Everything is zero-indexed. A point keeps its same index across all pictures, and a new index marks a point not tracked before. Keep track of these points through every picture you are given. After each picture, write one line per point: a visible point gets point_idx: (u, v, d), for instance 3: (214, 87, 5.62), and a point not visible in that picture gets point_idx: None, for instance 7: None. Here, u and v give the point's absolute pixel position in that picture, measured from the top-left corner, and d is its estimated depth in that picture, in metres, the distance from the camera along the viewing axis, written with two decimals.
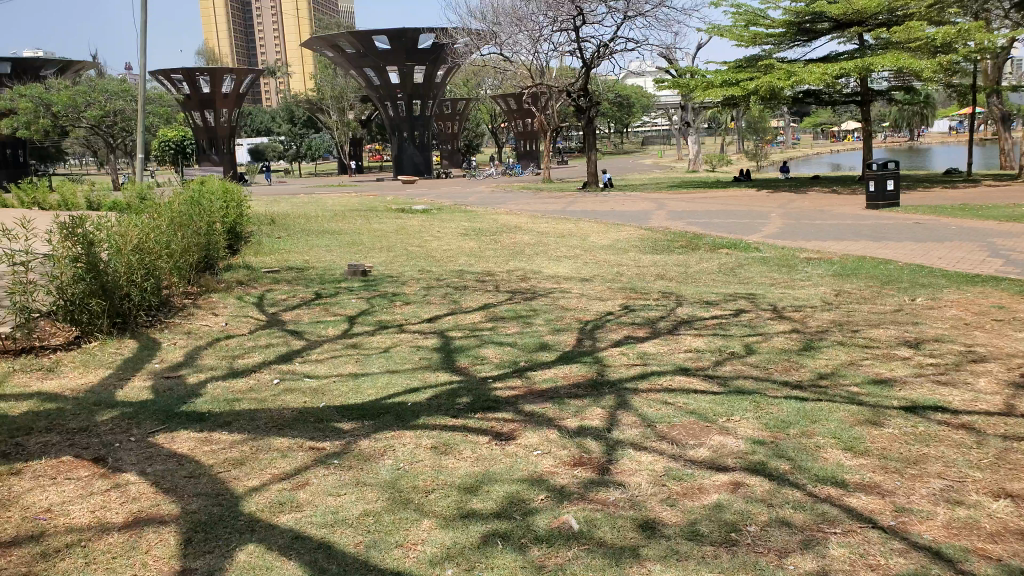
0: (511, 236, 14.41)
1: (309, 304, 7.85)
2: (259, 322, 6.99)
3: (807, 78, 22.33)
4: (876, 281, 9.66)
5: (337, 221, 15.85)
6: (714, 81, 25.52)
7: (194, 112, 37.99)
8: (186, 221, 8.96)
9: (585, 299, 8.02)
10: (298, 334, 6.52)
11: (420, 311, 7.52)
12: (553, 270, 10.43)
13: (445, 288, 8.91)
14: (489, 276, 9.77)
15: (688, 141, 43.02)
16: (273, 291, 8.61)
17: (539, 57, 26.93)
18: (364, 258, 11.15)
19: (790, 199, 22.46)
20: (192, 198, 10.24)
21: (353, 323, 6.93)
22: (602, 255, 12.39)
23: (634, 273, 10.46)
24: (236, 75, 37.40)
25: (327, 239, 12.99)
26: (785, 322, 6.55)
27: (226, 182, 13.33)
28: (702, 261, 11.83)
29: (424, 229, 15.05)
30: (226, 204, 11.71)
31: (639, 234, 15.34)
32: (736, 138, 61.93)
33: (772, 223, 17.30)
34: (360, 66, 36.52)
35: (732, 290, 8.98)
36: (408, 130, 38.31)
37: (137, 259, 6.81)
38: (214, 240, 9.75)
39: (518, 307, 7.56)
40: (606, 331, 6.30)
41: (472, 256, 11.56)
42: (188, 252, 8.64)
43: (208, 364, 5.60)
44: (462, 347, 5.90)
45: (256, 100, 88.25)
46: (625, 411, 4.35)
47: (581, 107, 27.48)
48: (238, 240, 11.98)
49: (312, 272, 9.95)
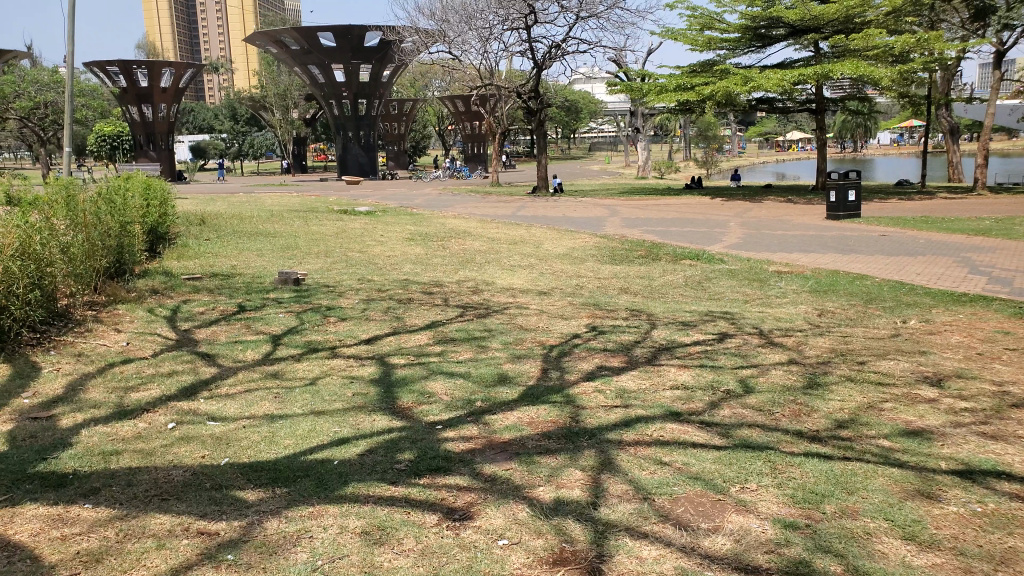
0: (460, 241, 13.42)
1: (227, 320, 6.69)
2: (165, 342, 5.78)
3: (764, 84, 21.87)
4: (857, 299, 9.06)
5: (273, 222, 14.59)
6: (669, 86, 25.02)
7: (131, 107, 35.60)
8: (92, 219, 7.65)
9: (546, 318, 7.09)
10: (210, 357, 5.37)
11: (357, 330, 6.46)
12: (508, 281, 9.52)
13: (387, 300, 7.89)
14: (438, 288, 8.78)
15: (640, 146, 42.74)
16: (190, 303, 7.45)
17: (488, 57, 26.02)
18: (298, 264, 10.05)
19: (745, 209, 22.05)
20: (108, 192, 8.99)
21: (277, 345, 5.83)
22: (559, 264, 11.54)
23: (595, 286, 9.61)
24: (177, 70, 35.33)
25: (259, 243, 11.79)
26: (779, 349, 5.76)
27: (152, 178, 12.02)
28: (668, 272, 11.09)
29: (366, 232, 13.95)
30: (148, 202, 10.38)
31: (596, 242, 14.53)
32: (685, 146, 62.10)
33: (730, 233, 16.75)
34: (304, 63, 35.07)
35: (705, 307, 8.22)
36: (354, 130, 36.96)
37: (23, 266, 5.55)
38: (127, 241, 8.45)
39: (472, 326, 6.57)
40: (577, 360, 5.36)
41: (419, 264, 10.55)
42: (92, 255, 7.33)
43: (91, 400, 4.27)
44: (405, 379, 4.86)
45: (198, 96, 85.27)
46: (611, 476, 3.43)
47: (534, 110, 26.62)
48: (159, 241, 10.74)
49: (238, 280, 8.75)
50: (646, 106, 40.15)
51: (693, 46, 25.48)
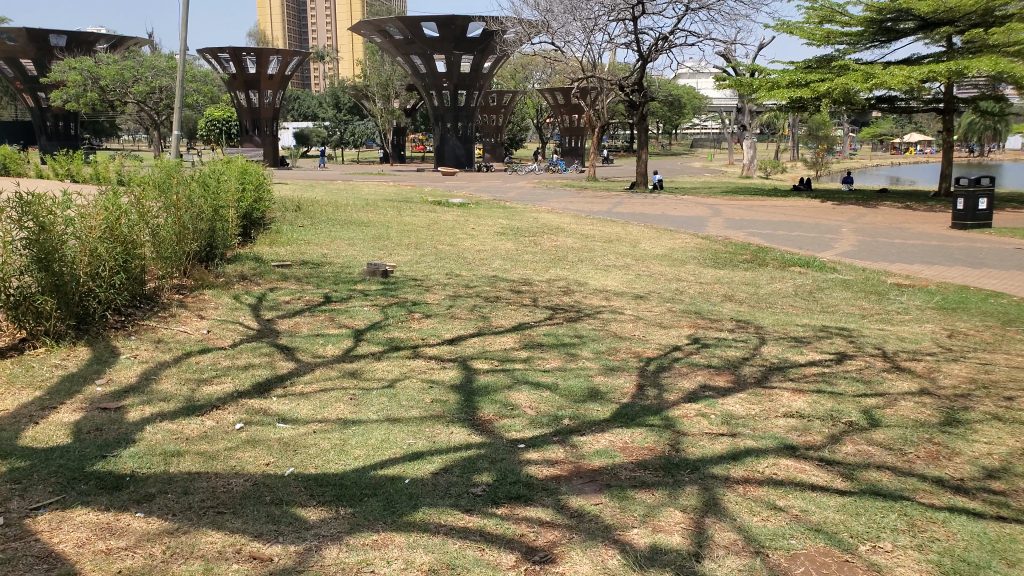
0: (553, 237, 13.08)
1: (312, 311, 6.61)
2: (247, 333, 5.74)
3: (888, 81, 20.31)
4: (990, 320, 8.11)
5: (368, 211, 14.67)
6: (781, 82, 23.71)
7: (239, 92, 37.03)
8: (187, 204, 7.76)
9: (642, 326, 6.62)
10: (290, 352, 5.27)
11: (442, 328, 6.20)
12: (601, 283, 9.09)
13: (475, 298, 7.63)
14: (528, 287, 8.45)
15: (744, 145, 41.10)
16: (276, 291, 7.42)
17: (592, 49, 25.49)
18: (388, 255, 9.96)
19: (857, 214, 20.66)
20: (207, 177, 9.21)
21: (359, 340, 5.64)
22: (656, 266, 11.02)
23: (695, 292, 9.03)
24: (283, 57, 36.51)
25: (352, 231, 11.85)
26: (906, 377, 5.09)
27: (251, 163, 12.29)
28: (774, 280, 10.37)
29: (458, 224, 13.81)
30: (243, 186, 10.57)
31: (696, 243, 13.86)
32: (792, 145, 59.33)
33: (842, 239, 15.65)
34: (407, 52, 35.46)
35: (816, 323, 7.52)
36: (452, 120, 37.22)
37: (110, 248, 5.60)
38: (220, 226, 8.58)
39: (562, 331, 6.19)
40: (676, 378, 4.90)
41: (510, 260, 10.26)
42: (181, 241, 7.44)
43: (163, 392, 4.25)
44: (488, 388, 4.55)
45: (306, 86, 88.69)
46: (718, 521, 2.97)
47: (635, 104, 25.90)
48: (252, 226, 10.93)
49: (327, 269, 8.72)
50: (753, 103, 38.49)
51: (810, 40, 24.02)
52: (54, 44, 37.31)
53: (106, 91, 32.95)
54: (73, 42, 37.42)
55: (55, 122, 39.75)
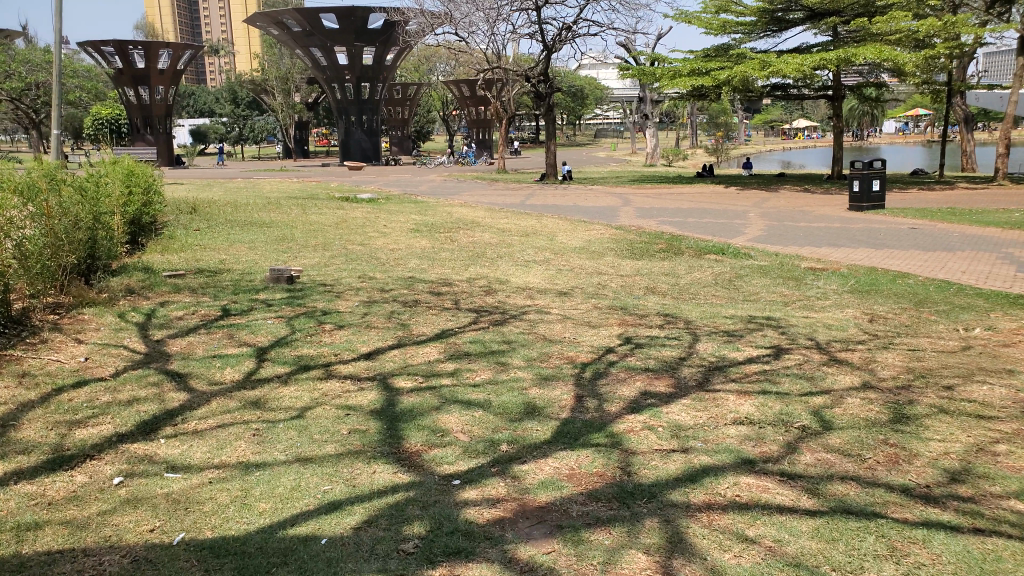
0: (468, 233, 12.62)
1: (207, 327, 5.90)
2: (132, 358, 4.98)
3: (782, 69, 20.87)
4: (905, 301, 8.23)
5: (270, 210, 13.77)
6: (683, 70, 24.08)
7: (127, 88, 34.38)
8: (61, 211, 6.81)
9: (571, 326, 6.27)
10: (182, 378, 4.60)
11: (356, 341, 5.64)
12: (523, 279, 8.73)
13: (391, 303, 7.08)
14: (446, 287, 7.97)
15: (647, 133, 41.88)
16: (168, 306, 6.62)
17: (495, 39, 25.07)
18: (294, 259, 9.26)
19: (762, 198, 21.22)
20: (91, 180, 8.24)
21: (262, 361, 5.02)
22: (576, 259, 10.76)
23: (618, 286, 8.80)
24: (173, 50, 34.37)
25: (253, 234, 11.01)
26: (847, 370, 4.97)
27: (138, 162, 11.23)
28: (694, 270, 10.32)
29: (368, 222, 13.15)
30: (130, 189, 9.59)
31: (612, 234, 13.74)
32: (692, 132, 60.97)
33: (752, 225, 15.92)
34: (306, 46, 34.05)
35: (741, 313, 7.40)
36: (357, 113, 36.02)
37: None
38: (102, 234, 7.62)
39: (488, 337, 5.75)
40: (615, 385, 4.56)
41: (425, 259, 9.74)
42: (54, 253, 6.51)
43: (24, 443, 3.54)
44: (412, 412, 4.07)
45: (199, 79, 84.33)
46: (686, 563, 2.63)
47: (541, 95, 25.70)
48: (141, 232, 9.96)
49: (226, 278, 7.95)
50: (655, 91, 39.13)
51: (708, 30, 24.50)
52: None
53: None
54: None
55: None
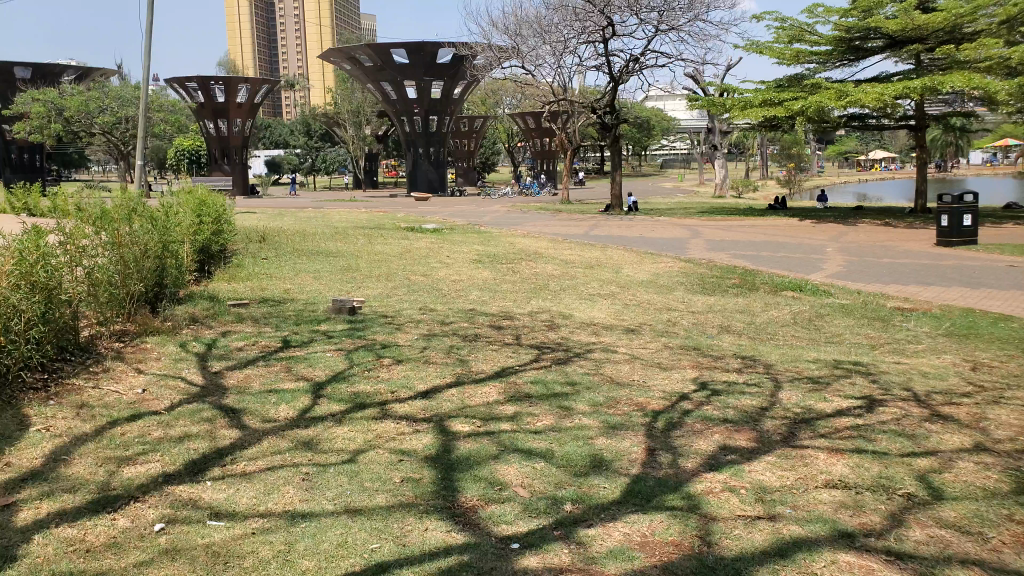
0: (531, 264, 12.39)
1: (266, 360, 5.80)
2: (189, 391, 4.88)
3: (861, 98, 20.06)
4: (1010, 347, 7.55)
5: (336, 239, 13.89)
6: (754, 101, 23.49)
7: (207, 121, 35.96)
8: (132, 241, 6.88)
9: (640, 367, 5.91)
10: (236, 414, 4.45)
11: (415, 377, 5.43)
12: (588, 314, 8.42)
13: (451, 337, 6.87)
14: (508, 321, 7.74)
15: (716, 164, 41.10)
16: (230, 336, 6.58)
17: (562, 72, 25.06)
18: (357, 289, 9.21)
19: (839, 232, 20.33)
20: (163, 209, 8.37)
21: (318, 397, 4.84)
22: (643, 293, 10.39)
23: (688, 323, 8.39)
24: (252, 86, 35.64)
25: (318, 263, 11.06)
26: (954, 429, 4.48)
27: (212, 192, 11.49)
28: (770, 308, 9.80)
29: (432, 252, 13.09)
30: (200, 219, 9.76)
31: (680, 268, 13.29)
32: (762, 162, 59.61)
33: (829, 260, 15.18)
34: (377, 79, 34.95)
35: (824, 357, 6.90)
36: (424, 145, 36.50)
37: (31, 295, 4.75)
38: (169, 263, 7.69)
39: (552, 377, 5.46)
40: (690, 439, 4.20)
41: (487, 291, 9.54)
42: (123, 281, 6.56)
43: (72, 479, 3.39)
44: (469, 459, 3.79)
45: (276, 111, 87.78)
46: None
47: (607, 126, 25.49)
48: (210, 261, 10.12)
49: (289, 308, 7.92)
50: (724, 122, 38.42)
51: (781, 59, 23.87)
52: (18, 76, 35.87)
53: (70, 123, 31.67)
54: (37, 75, 36.09)
55: (20, 155, 38.42)
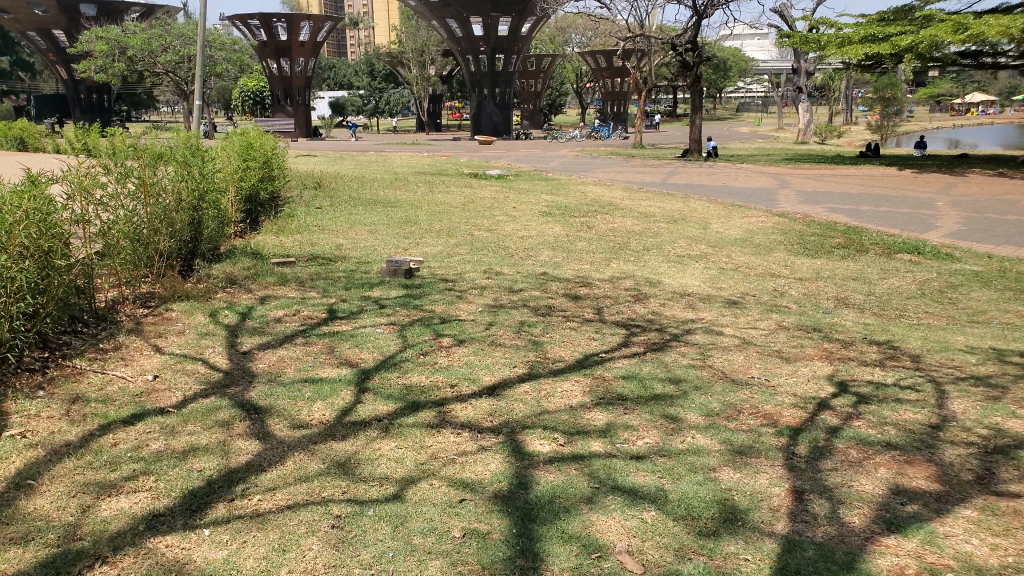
0: (607, 217, 11.23)
1: (307, 336, 4.94)
2: (209, 380, 4.07)
3: (985, 32, 17.66)
4: None
5: (397, 187, 13.00)
6: (853, 37, 21.18)
7: (270, 61, 35.22)
8: (159, 190, 6.02)
9: (757, 359, 4.81)
10: (261, 417, 3.61)
11: (478, 364, 4.47)
12: (679, 280, 7.32)
13: (521, 309, 5.87)
14: (585, 289, 6.70)
15: (800, 106, 38.27)
16: (268, 303, 5.75)
17: (639, 6, 23.15)
18: (416, 246, 8.32)
19: (947, 183, 18.32)
20: (202, 149, 7.52)
21: (363, 392, 3.95)
22: (737, 253, 9.17)
23: (798, 295, 7.21)
24: (314, 23, 34.50)
25: (376, 214, 10.20)
26: None
27: (264, 133, 10.67)
28: (890, 275, 8.46)
29: (498, 202, 12.08)
30: (247, 164, 8.95)
31: (773, 223, 11.90)
32: (845, 106, 55.43)
33: (941, 216, 13.48)
34: (442, 16, 33.13)
35: (979, 343, 5.65)
36: (489, 87, 35.05)
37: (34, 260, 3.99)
38: (208, 214, 6.89)
39: (648, 370, 4.42)
40: (848, 474, 3.18)
41: (559, 251, 8.48)
42: (149, 236, 5.78)
43: (28, 520, 2.62)
44: (553, 505, 2.81)
45: (340, 53, 87.12)
46: None
47: (687, 65, 23.57)
48: (257, 210, 9.35)
49: (340, 267, 7.10)
50: (811, 61, 35.36)
51: None
52: (84, 14, 36.03)
53: (135, 61, 31.37)
54: (103, 12, 36.31)
55: (90, 95, 38.67)
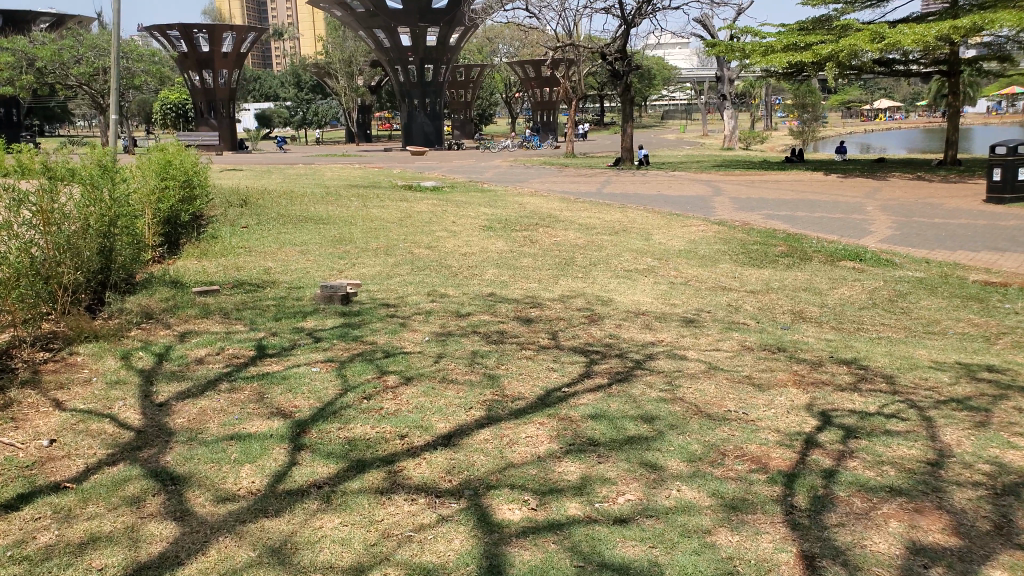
0: (549, 230, 10.91)
1: (232, 380, 4.33)
2: (116, 440, 3.44)
3: (901, 40, 18.17)
4: None
5: (328, 202, 12.37)
6: (776, 46, 21.50)
7: (192, 73, 33.67)
8: (61, 216, 5.26)
9: (730, 389, 4.48)
10: (177, 488, 3.03)
11: (431, 408, 3.97)
12: (633, 298, 7.00)
13: (471, 337, 5.41)
14: (537, 311, 6.28)
15: (724, 114, 38.92)
16: (188, 340, 5.10)
17: (566, 15, 23.06)
18: (353, 267, 7.76)
19: (872, 188, 18.83)
20: (113, 165, 6.78)
21: (300, 451, 3.41)
22: (684, 265, 8.96)
23: (754, 309, 6.99)
24: (237, 33, 33.17)
25: (307, 232, 9.58)
26: None
27: (182, 148, 9.88)
28: (839, 284, 8.38)
29: (436, 216, 11.61)
30: (164, 182, 8.21)
31: (716, 232, 11.81)
32: (765, 113, 56.87)
33: (875, 220, 13.74)
34: (369, 26, 32.68)
35: (944, 357, 5.50)
36: (420, 97, 34.35)
37: None
38: (121, 241, 6.16)
39: (618, 407, 4.03)
40: (858, 530, 2.85)
41: (505, 268, 8.07)
42: (49, 269, 5.04)
43: None
44: None
45: (265, 63, 84.88)
46: None
47: (618, 74, 23.57)
48: (176, 232, 8.61)
49: (270, 294, 6.48)
50: (735, 70, 36.07)
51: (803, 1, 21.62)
52: None
53: (45, 73, 29.44)
54: (11, 22, 33.98)
55: None
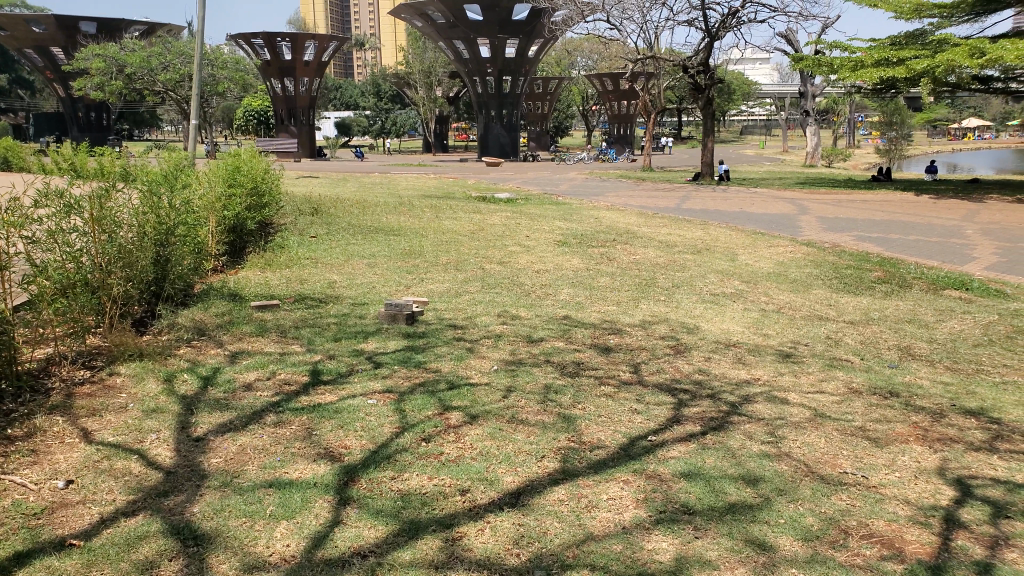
0: (626, 247, 10.32)
1: (280, 411, 3.95)
2: (143, 484, 3.08)
3: (1003, 55, 16.81)
4: None
5: (400, 212, 12.12)
6: (866, 61, 20.28)
7: (274, 80, 34.52)
8: (114, 224, 5.02)
9: (843, 444, 3.83)
10: (202, 549, 2.63)
11: (495, 456, 3.46)
12: (720, 326, 6.36)
13: (543, 367, 4.90)
14: (615, 338, 5.72)
15: (806, 129, 37.30)
16: (238, 362, 4.76)
17: (647, 27, 22.46)
18: (419, 283, 7.40)
19: (972, 208, 17.45)
20: (177, 170, 6.58)
21: (344, 505, 2.97)
22: (774, 290, 8.22)
23: (857, 343, 6.24)
24: (319, 43, 33.74)
25: (376, 244, 9.31)
26: None
27: (256, 154, 9.74)
28: (952, 317, 7.48)
29: (508, 230, 11.19)
30: (232, 189, 8.04)
31: (805, 252, 10.98)
32: (848, 128, 54.49)
33: (978, 244, 12.60)
34: (450, 37, 32.85)
35: None
36: (497, 108, 34.17)
37: None
38: (178, 251, 5.90)
39: (715, 464, 3.44)
40: None
41: (580, 288, 7.54)
42: (98, 281, 4.81)
43: None
44: None
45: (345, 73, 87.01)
46: None
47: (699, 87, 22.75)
48: (241, 239, 8.42)
49: (330, 311, 6.14)
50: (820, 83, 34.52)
51: (897, 14, 20.17)
52: (83, 31, 35.52)
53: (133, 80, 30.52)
54: (103, 28, 35.70)
55: (88, 113, 37.91)
